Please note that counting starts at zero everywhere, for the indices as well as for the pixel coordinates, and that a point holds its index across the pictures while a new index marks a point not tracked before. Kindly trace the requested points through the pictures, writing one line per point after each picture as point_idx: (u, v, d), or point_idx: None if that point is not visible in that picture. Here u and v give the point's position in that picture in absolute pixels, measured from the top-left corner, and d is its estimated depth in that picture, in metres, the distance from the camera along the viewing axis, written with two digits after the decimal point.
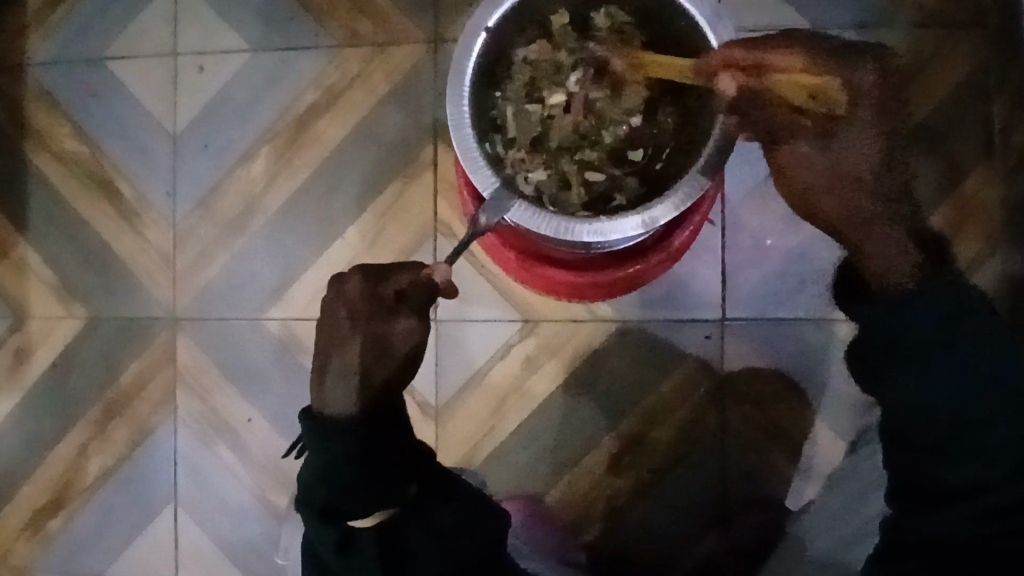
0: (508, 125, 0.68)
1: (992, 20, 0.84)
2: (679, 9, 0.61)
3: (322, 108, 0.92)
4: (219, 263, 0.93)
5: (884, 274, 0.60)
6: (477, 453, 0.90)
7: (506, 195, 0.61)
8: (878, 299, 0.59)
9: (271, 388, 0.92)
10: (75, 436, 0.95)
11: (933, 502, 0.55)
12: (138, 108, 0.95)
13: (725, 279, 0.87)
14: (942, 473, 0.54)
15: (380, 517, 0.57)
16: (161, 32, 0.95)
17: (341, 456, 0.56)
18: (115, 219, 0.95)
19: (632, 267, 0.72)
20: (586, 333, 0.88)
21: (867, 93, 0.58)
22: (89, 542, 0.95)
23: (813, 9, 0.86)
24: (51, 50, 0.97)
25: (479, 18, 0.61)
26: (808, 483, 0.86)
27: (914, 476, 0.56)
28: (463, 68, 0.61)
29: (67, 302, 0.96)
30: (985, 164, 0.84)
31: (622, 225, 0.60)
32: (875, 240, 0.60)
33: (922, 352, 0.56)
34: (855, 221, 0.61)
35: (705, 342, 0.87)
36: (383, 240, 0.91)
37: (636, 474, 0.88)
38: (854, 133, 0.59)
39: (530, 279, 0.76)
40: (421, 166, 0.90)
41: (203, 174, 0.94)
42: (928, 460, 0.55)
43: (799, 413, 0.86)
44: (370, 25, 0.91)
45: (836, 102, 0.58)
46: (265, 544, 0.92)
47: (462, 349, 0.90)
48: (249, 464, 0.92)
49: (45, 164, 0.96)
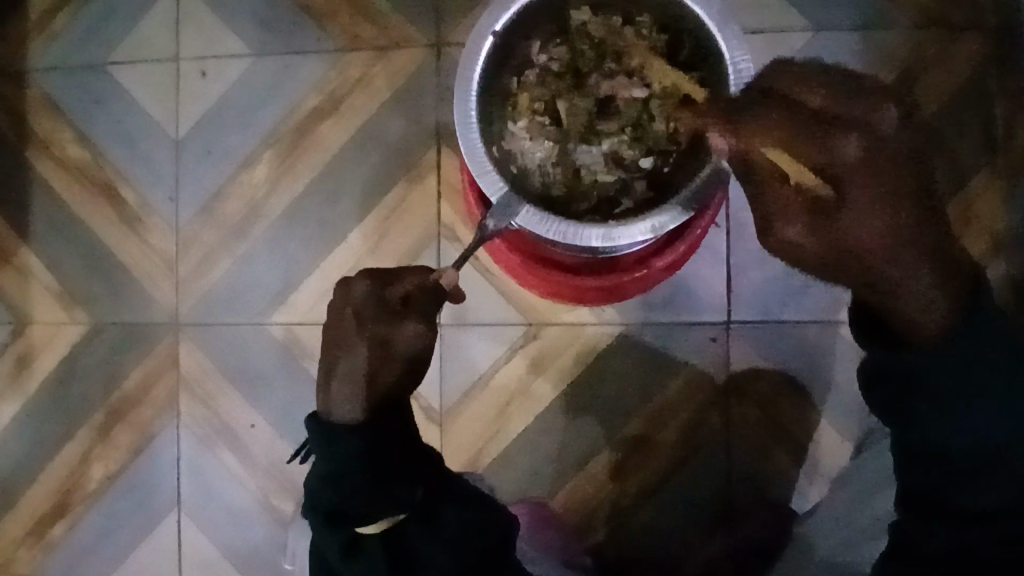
0: (526, 114, 0.68)
1: (994, 22, 0.85)
2: (685, 11, 0.62)
3: (325, 113, 0.92)
4: (222, 268, 0.93)
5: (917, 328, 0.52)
6: (482, 457, 0.89)
7: (513, 200, 0.60)
8: (924, 339, 0.52)
9: (275, 394, 0.92)
10: (78, 442, 0.95)
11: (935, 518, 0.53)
12: (141, 113, 0.95)
13: (730, 281, 0.87)
14: (962, 500, 0.52)
15: (386, 522, 0.57)
16: (163, 37, 0.95)
17: (348, 460, 0.56)
18: (117, 225, 0.95)
19: (639, 271, 0.72)
20: (590, 336, 0.88)
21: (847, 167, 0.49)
22: (92, 549, 0.95)
23: (816, 11, 0.86)
24: (53, 55, 0.97)
25: (486, 22, 0.61)
26: (813, 485, 0.86)
27: (923, 491, 0.54)
28: (470, 73, 0.61)
29: (69, 307, 0.95)
30: (988, 164, 0.84)
31: (630, 230, 0.60)
32: (906, 285, 0.51)
33: (955, 392, 0.51)
34: (904, 278, 0.51)
35: (710, 344, 0.87)
36: (387, 244, 0.90)
37: (641, 477, 0.88)
38: (859, 203, 0.49)
39: (535, 283, 0.76)
40: (425, 170, 0.90)
41: (205, 179, 0.94)
42: (954, 487, 0.53)
43: (805, 414, 0.86)
44: (373, 29, 0.91)
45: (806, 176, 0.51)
46: (269, 549, 0.92)
47: (467, 352, 0.89)
48: (253, 469, 0.92)
49: (46, 170, 0.96)
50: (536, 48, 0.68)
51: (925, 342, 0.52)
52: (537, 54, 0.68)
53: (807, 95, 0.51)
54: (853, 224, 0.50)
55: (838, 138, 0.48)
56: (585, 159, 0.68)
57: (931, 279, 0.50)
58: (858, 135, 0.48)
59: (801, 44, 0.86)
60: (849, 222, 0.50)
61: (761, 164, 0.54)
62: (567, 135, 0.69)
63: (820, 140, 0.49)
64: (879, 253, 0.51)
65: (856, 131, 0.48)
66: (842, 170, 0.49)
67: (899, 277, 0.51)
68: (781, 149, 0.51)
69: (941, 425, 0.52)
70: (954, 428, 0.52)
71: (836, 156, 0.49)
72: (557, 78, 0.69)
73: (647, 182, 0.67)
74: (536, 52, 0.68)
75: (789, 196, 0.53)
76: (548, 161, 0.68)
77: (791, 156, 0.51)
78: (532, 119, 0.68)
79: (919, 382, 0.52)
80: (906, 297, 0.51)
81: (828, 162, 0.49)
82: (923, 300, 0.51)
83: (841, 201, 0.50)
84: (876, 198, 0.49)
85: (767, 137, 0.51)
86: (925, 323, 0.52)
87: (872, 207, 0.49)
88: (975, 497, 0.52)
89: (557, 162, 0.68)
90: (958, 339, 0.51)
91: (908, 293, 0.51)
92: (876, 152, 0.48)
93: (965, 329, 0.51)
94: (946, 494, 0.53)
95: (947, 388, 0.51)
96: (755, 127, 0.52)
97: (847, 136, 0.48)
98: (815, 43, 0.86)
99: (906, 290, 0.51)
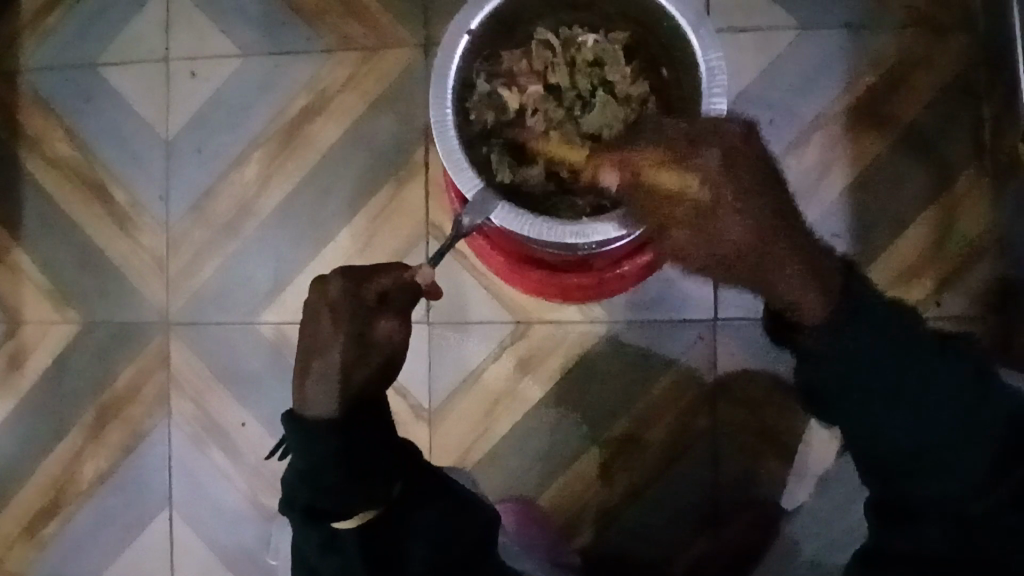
0: (510, 68, 0.69)
1: (981, 21, 0.84)
2: (661, 12, 0.61)
3: (313, 113, 0.92)
4: (211, 268, 0.94)
5: (796, 310, 0.62)
6: (470, 454, 0.90)
7: (489, 197, 0.61)
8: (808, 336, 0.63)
9: (265, 393, 0.92)
10: (70, 441, 0.95)
11: (907, 518, 0.63)
12: (132, 113, 0.96)
13: (716, 280, 0.87)
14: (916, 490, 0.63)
15: (364, 517, 0.57)
16: (153, 37, 0.96)
17: (323, 462, 0.56)
18: (109, 224, 0.96)
19: (620, 270, 0.72)
20: (577, 335, 0.89)
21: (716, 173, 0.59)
22: (84, 546, 0.96)
23: (802, 10, 0.86)
24: (46, 55, 0.97)
25: (462, 21, 0.60)
26: (801, 485, 0.85)
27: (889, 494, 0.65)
28: (447, 71, 0.61)
29: (62, 307, 0.96)
30: (977, 163, 0.84)
31: (603, 228, 0.60)
32: (776, 275, 0.62)
33: (896, 390, 0.62)
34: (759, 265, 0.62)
35: (696, 343, 0.87)
36: (375, 244, 0.91)
37: (628, 475, 0.88)
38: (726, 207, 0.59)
39: (519, 280, 0.76)
40: (413, 169, 0.91)
41: (196, 180, 0.95)
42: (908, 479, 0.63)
43: (794, 414, 0.86)
44: (362, 29, 0.92)
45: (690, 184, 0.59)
46: (257, 547, 0.92)
47: (456, 351, 0.90)
48: (242, 467, 0.92)
49: (38, 169, 0.97)
50: (516, 48, 0.69)
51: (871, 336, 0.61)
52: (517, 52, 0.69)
53: (639, 146, 0.61)
54: (722, 222, 0.60)
55: (700, 154, 0.59)
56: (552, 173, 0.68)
57: (798, 269, 0.61)
58: (718, 153, 0.59)
59: (789, 42, 0.86)
60: (736, 233, 0.60)
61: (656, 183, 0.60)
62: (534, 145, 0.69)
63: (688, 150, 0.59)
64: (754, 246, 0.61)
65: (713, 144, 0.59)
66: (710, 177, 0.59)
67: (781, 268, 0.61)
68: (659, 161, 0.59)
69: (900, 420, 0.62)
70: (891, 424, 0.62)
71: (700, 164, 0.59)
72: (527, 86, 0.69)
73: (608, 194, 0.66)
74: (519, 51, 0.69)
75: (673, 210, 0.60)
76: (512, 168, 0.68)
77: (657, 162, 0.59)
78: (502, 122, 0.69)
79: (851, 379, 0.62)
80: (778, 276, 0.62)
81: (672, 154, 0.59)
82: (787, 293, 0.62)
83: (708, 210, 0.60)
84: (741, 194, 0.59)
85: (651, 154, 0.60)
86: (809, 318, 0.62)
87: (744, 214, 0.60)
88: (938, 494, 0.62)
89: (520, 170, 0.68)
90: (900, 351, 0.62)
91: (799, 295, 0.61)
92: (730, 166, 0.59)
93: (851, 323, 0.61)
94: (903, 494, 0.64)
95: (875, 377, 0.61)
96: (640, 151, 0.60)
97: (709, 149, 0.59)
98: (802, 41, 0.86)
99: (775, 289, 0.63)
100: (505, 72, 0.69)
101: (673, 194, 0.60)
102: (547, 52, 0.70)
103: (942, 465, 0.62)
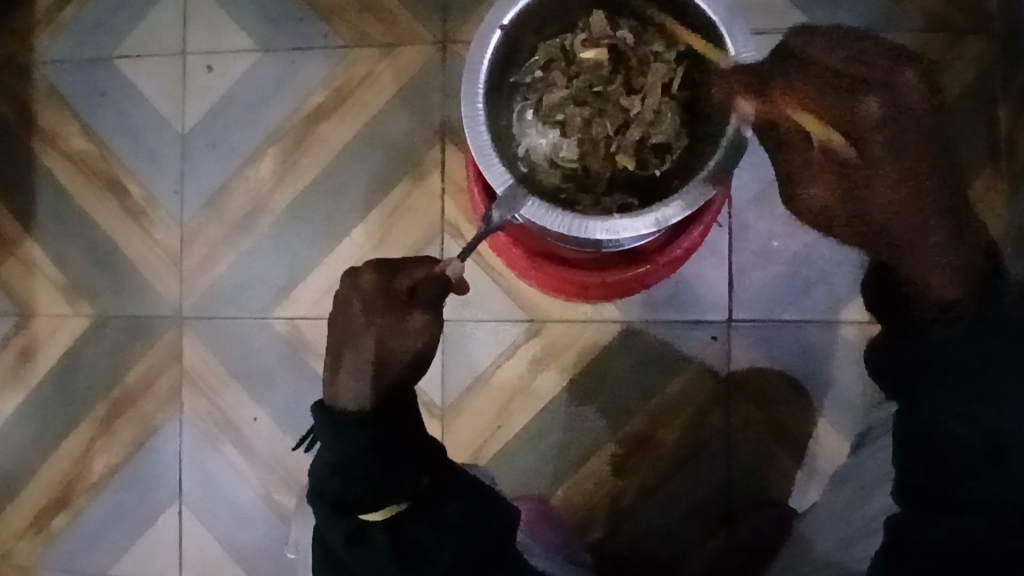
0: (552, 62, 0.70)
1: (995, 27, 0.85)
2: (692, 9, 0.62)
3: (330, 109, 0.92)
4: (226, 263, 0.94)
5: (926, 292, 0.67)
6: (484, 451, 0.90)
7: (518, 192, 0.61)
8: (929, 304, 0.66)
9: (279, 388, 0.92)
10: (80, 434, 0.95)
11: (947, 509, 0.55)
12: (147, 107, 0.96)
13: (731, 281, 0.87)
14: (950, 481, 0.56)
15: (391, 510, 0.57)
16: (170, 31, 0.95)
17: (353, 451, 0.56)
18: (123, 217, 0.96)
19: (641, 268, 0.72)
20: (592, 334, 0.89)
21: (871, 127, 0.71)
22: (92, 541, 0.95)
23: (819, 13, 0.86)
24: (61, 47, 0.97)
25: (494, 16, 0.61)
26: (812, 484, 0.86)
27: (926, 484, 0.57)
28: (477, 66, 0.61)
29: (75, 300, 0.96)
30: (991, 166, 0.85)
31: (634, 223, 0.60)
32: (929, 267, 0.68)
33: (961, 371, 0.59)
34: (919, 246, 0.70)
35: (711, 343, 0.88)
36: (391, 240, 0.91)
37: (642, 474, 0.88)
38: (873, 155, 0.72)
39: (538, 277, 0.76)
40: (430, 166, 0.91)
41: (211, 174, 0.94)
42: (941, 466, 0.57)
43: (807, 415, 0.86)
44: (379, 26, 0.92)
45: (834, 135, 0.72)
46: (269, 543, 0.92)
47: (471, 349, 0.90)
48: (255, 463, 0.92)
49: (52, 162, 0.97)
50: (555, 44, 0.70)
51: (954, 338, 0.61)
52: (557, 49, 0.70)
53: (805, 84, 0.70)
54: (875, 177, 0.72)
55: (863, 100, 0.70)
56: (587, 172, 0.70)
57: (949, 268, 0.68)
58: (877, 102, 0.70)
59: None
60: (882, 191, 0.72)
61: (802, 124, 0.72)
62: (569, 143, 0.70)
63: (853, 100, 0.69)
64: (908, 220, 0.71)
65: (876, 95, 0.70)
66: (865, 133, 0.71)
67: (924, 248, 0.70)
68: (805, 108, 0.70)
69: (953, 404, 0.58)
70: (951, 406, 0.58)
71: (858, 112, 0.70)
72: (561, 83, 0.70)
73: (638, 193, 0.69)
74: (558, 48, 0.70)
75: (832, 147, 0.73)
76: (550, 166, 0.70)
77: (821, 120, 0.71)
78: (538, 119, 0.70)
79: (931, 362, 0.61)
80: (936, 273, 0.68)
81: (845, 121, 0.71)
82: (936, 283, 0.67)
83: (859, 154, 0.72)
84: (892, 170, 0.72)
85: (790, 97, 0.69)
86: (935, 299, 0.66)
87: (892, 171, 0.72)
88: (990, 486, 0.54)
89: (558, 168, 0.70)
90: (983, 339, 0.59)
91: (925, 267, 0.69)
92: (894, 112, 0.71)
93: (971, 333, 0.60)
94: (942, 481, 0.56)
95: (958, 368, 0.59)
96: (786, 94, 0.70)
97: (869, 98, 0.70)
98: None
99: (913, 264, 0.71)
100: (542, 71, 0.70)
101: (812, 136, 0.73)
102: (581, 47, 0.70)
103: (996, 461, 0.55)
